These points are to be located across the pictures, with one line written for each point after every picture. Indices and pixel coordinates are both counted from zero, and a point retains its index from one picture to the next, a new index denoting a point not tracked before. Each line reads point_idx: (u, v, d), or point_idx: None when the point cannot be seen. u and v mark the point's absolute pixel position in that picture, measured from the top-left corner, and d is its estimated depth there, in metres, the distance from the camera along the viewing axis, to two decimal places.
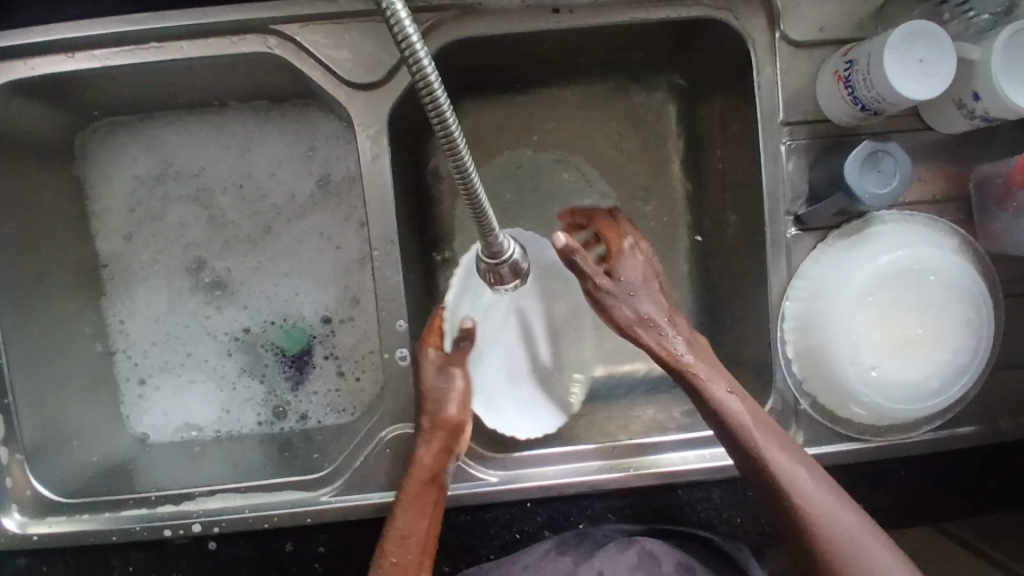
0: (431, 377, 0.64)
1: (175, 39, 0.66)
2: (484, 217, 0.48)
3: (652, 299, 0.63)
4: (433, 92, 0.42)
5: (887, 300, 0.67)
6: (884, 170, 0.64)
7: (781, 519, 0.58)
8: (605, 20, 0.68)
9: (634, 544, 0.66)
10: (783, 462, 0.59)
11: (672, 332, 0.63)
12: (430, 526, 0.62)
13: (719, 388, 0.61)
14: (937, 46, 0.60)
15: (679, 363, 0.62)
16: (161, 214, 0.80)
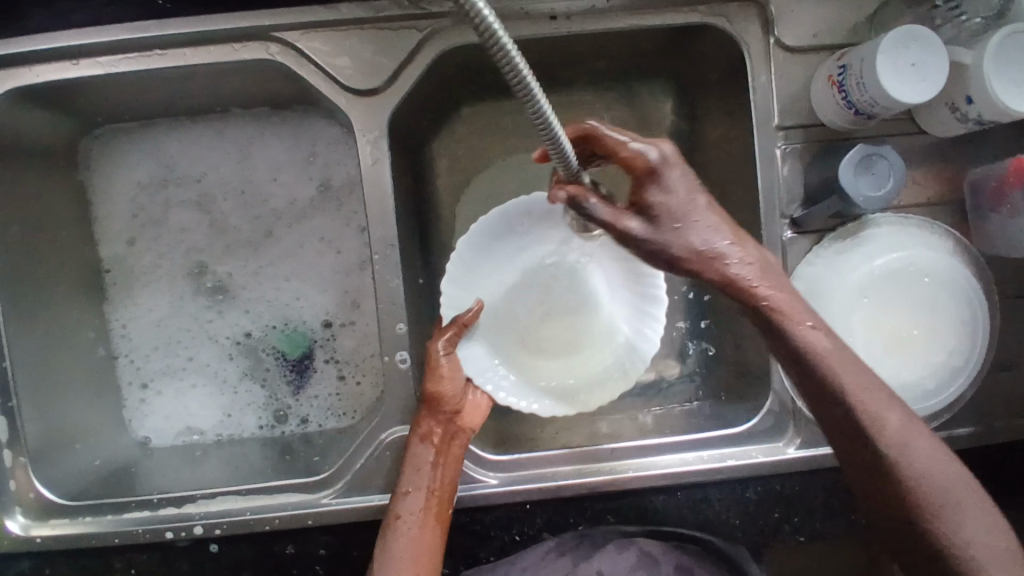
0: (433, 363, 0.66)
1: (177, 46, 0.67)
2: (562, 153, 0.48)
3: (703, 231, 0.55)
4: (502, 43, 0.40)
5: (884, 299, 0.68)
6: (878, 173, 0.64)
7: (864, 463, 0.57)
8: (601, 25, 0.69)
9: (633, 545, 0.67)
10: (869, 400, 0.56)
11: (737, 256, 0.56)
12: (429, 483, 0.65)
13: (802, 324, 0.57)
14: (928, 50, 0.61)
15: (751, 296, 0.57)
16: (163, 219, 0.81)
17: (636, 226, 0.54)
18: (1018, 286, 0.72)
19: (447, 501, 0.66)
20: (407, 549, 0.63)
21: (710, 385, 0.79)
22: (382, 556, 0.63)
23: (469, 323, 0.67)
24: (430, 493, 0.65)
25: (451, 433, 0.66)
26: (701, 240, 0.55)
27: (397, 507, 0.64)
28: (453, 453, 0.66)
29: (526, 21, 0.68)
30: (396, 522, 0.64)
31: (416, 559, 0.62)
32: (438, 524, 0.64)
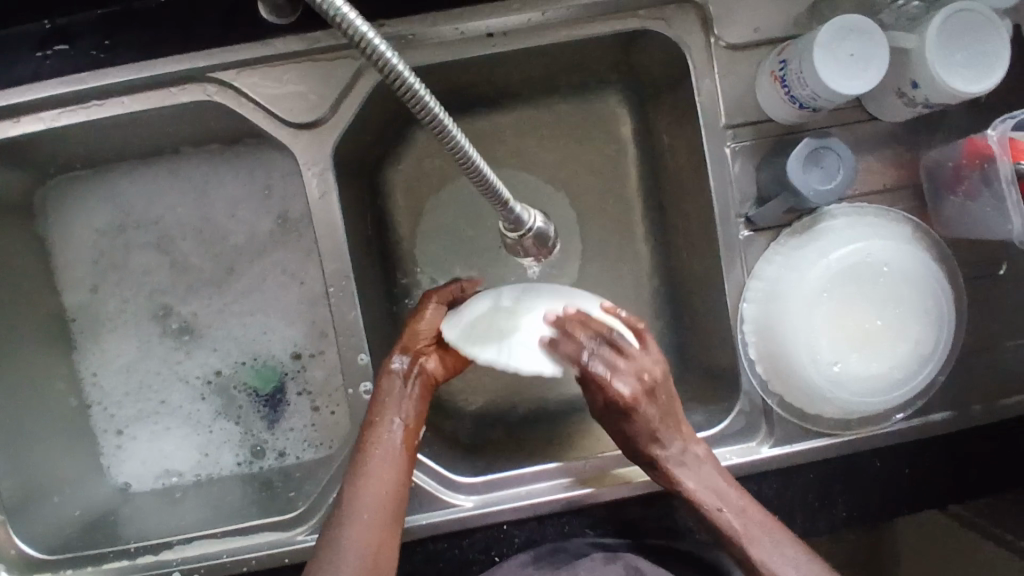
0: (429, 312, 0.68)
1: (116, 94, 0.66)
2: (492, 189, 0.50)
3: (646, 443, 0.65)
4: (407, 80, 0.43)
5: (843, 283, 0.66)
6: (827, 166, 0.63)
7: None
8: (540, 39, 0.68)
9: (619, 558, 0.65)
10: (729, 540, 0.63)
11: (669, 465, 0.65)
12: (406, 407, 0.65)
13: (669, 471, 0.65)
14: (867, 41, 0.60)
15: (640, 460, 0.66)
16: (125, 263, 0.81)
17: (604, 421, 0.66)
18: (983, 267, 0.71)
19: (414, 435, 0.65)
20: (375, 470, 0.62)
21: (681, 388, 0.79)
22: (353, 483, 0.62)
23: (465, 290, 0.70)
24: (402, 422, 0.64)
25: (418, 373, 0.66)
26: (644, 449, 0.65)
27: (369, 432, 0.64)
28: (418, 394, 0.66)
29: (464, 42, 0.67)
30: (367, 446, 0.63)
31: (382, 481, 0.62)
32: (407, 456, 0.64)
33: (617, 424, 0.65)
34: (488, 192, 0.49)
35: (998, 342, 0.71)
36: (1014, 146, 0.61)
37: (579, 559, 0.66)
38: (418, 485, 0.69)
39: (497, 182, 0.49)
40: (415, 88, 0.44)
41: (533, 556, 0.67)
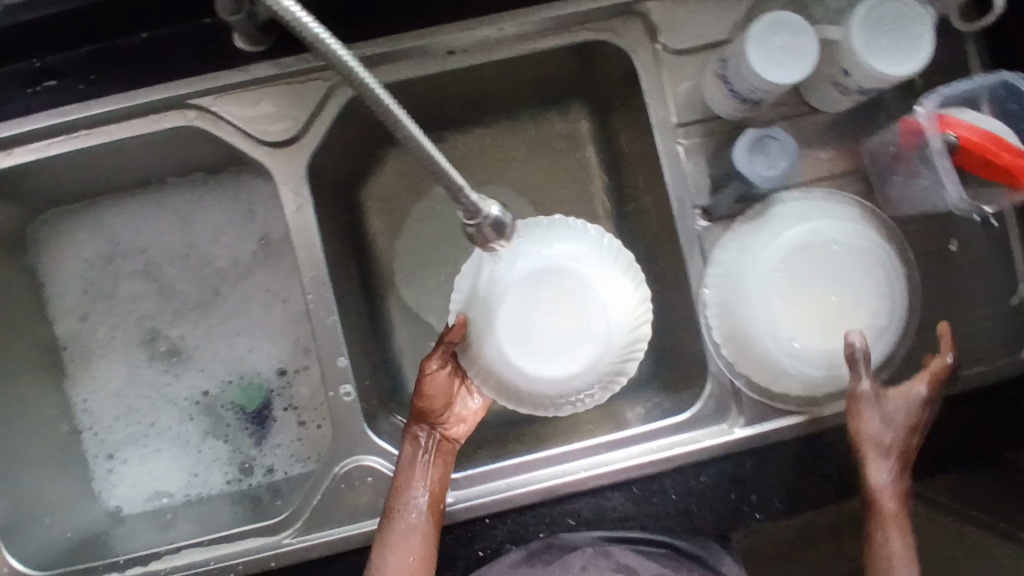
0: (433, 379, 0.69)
1: (102, 123, 0.70)
2: (448, 177, 0.52)
3: (898, 439, 0.66)
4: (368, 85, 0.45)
5: (796, 279, 0.69)
6: (772, 154, 0.66)
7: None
8: (499, 54, 0.72)
9: (611, 556, 0.66)
10: (899, 563, 0.64)
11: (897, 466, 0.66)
12: (434, 474, 0.68)
13: (896, 468, 0.66)
14: (796, 33, 0.63)
15: (878, 448, 0.66)
16: (113, 291, 0.83)
17: (869, 420, 0.65)
18: (933, 243, 0.74)
19: (438, 498, 0.68)
20: (401, 537, 0.65)
21: (656, 381, 0.81)
22: (379, 547, 0.65)
23: (455, 337, 0.68)
24: (424, 489, 0.67)
25: (436, 439, 0.70)
26: (890, 440, 0.66)
27: (392, 502, 0.67)
28: (440, 459, 0.69)
29: (426, 59, 0.71)
30: (393, 516, 0.66)
31: (409, 546, 0.65)
32: (432, 518, 0.67)
33: (908, 436, 0.66)
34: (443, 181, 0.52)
35: (956, 316, 0.74)
36: (942, 118, 0.63)
37: (570, 553, 0.67)
38: None
39: (451, 170, 0.52)
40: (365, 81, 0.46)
41: (525, 554, 0.68)
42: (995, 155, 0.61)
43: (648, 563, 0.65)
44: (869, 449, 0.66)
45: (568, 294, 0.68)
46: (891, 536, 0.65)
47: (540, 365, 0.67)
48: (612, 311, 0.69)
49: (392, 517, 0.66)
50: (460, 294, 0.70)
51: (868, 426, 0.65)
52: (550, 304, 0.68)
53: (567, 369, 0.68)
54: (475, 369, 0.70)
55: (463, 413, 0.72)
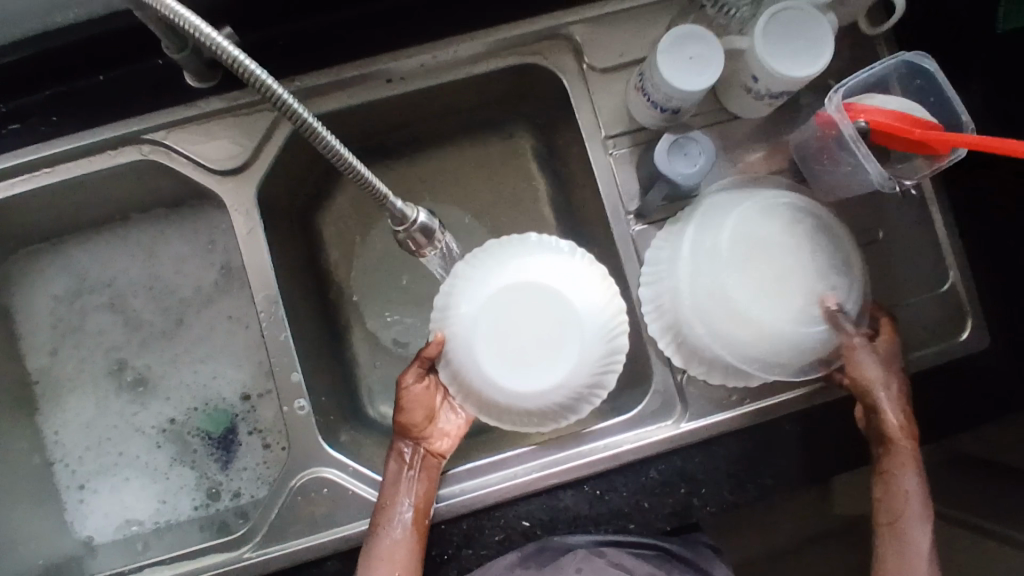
0: (415, 392, 0.70)
1: (63, 160, 0.74)
2: (371, 185, 0.57)
3: (887, 375, 0.69)
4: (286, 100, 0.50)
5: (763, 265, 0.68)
6: (691, 154, 0.69)
7: (887, 510, 0.69)
8: (436, 80, 0.77)
9: (603, 555, 0.69)
10: (914, 492, 0.68)
11: (894, 400, 0.68)
12: (422, 488, 0.70)
13: (894, 399, 0.69)
14: (704, 44, 0.66)
15: (872, 386, 0.68)
16: (81, 325, 0.86)
17: (869, 365, 0.68)
18: (864, 234, 0.76)
19: (424, 513, 0.69)
20: (386, 550, 0.66)
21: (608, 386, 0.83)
22: (367, 558, 0.67)
23: (432, 355, 0.70)
24: (410, 504, 0.69)
25: (420, 455, 0.71)
26: (884, 374, 0.69)
27: (379, 516, 0.68)
28: (425, 474, 0.70)
29: (364, 87, 0.75)
30: (378, 530, 0.67)
31: (395, 560, 0.66)
32: (417, 533, 0.68)
33: (899, 379, 0.70)
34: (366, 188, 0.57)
35: (897, 302, 0.75)
36: (851, 108, 0.66)
37: (565, 555, 0.69)
38: (357, 493, 0.72)
39: (373, 177, 0.56)
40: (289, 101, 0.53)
41: (519, 556, 0.69)
42: (907, 132, 0.63)
43: (643, 565, 0.69)
44: (878, 390, 0.68)
45: (540, 304, 0.67)
46: (906, 471, 0.68)
47: (512, 375, 0.66)
48: (587, 312, 0.68)
49: (379, 530, 0.67)
50: (436, 313, 0.71)
51: (868, 371, 0.68)
52: (519, 321, 0.67)
53: (544, 384, 0.67)
54: (452, 385, 0.71)
55: (445, 428, 0.73)
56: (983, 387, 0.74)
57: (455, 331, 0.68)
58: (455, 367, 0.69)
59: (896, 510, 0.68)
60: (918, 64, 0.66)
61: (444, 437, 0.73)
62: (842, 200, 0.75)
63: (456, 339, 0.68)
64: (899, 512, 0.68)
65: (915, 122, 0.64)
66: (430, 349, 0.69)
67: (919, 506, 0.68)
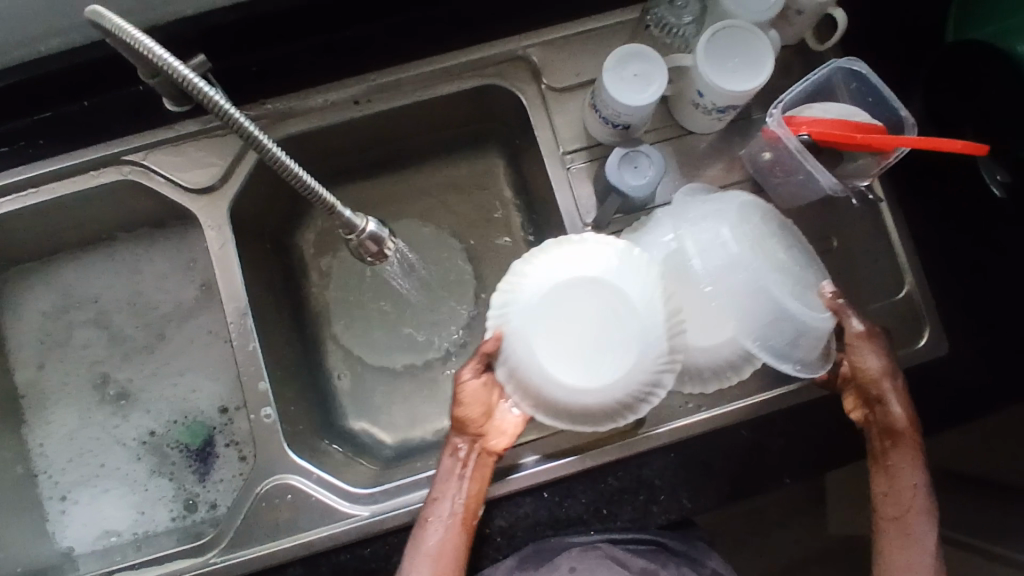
0: (471, 388, 0.68)
1: (48, 181, 0.78)
2: (316, 193, 0.60)
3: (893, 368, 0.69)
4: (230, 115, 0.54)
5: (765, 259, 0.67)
6: (640, 167, 0.72)
7: (890, 508, 0.67)
8: (400, 101, 0.80)
9: (597, 549, 0.69)
10: (921, 485, 0.67)
11: (901, 392, 0.69)
12: (474, 488, 0.68)
13: (901, 392, 0.69)
14: (647, 62, 0.69)
15: (880, 379, 0.68)
16: (67, 340, 0.90)
17: (876, 354, 0.68)
18: (816, 243, 0.77)
19: (472, 512, 0.68)
20: (432, 547, 0.66)
21: None
22: (411, 554, 0.66)
23: (492, 352, 0.67)
24: (458, 502, 0.67)
25: (475, 454, 0.69)
26: (891, 367, 0.69)
27: (426, 511, 0.68)
28: (478, 472, 0.69)
29: (331, 109, 0.79)
30: (425, 525, 0.67)
31: (440, 558, 0.66)
32: (464, 530, 0.67)
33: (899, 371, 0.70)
34: (311, 195, 0.60)
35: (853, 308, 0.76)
36: (791, 121, 0.65)
37: (558, 555, 0.70)
38: (319, 499, 0.73)
39: (316, 184, 0.60)
40: (244, 122, 0.57)
41: (513, 560, 0.70)
42: (847, 138, 0.63)
43: (637, 559, 0.69)
44: (885, 381, 0.68)
45: (604, 299, 0.65)
46: (912, 463, 0.67)
47: (576, 374, 0.64)
48: (651, 305, 0.65)
49: (427, 524, 0.67)
50: (495, 309, 0.67)
51: (875, 360, 0.68)
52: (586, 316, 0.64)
53: (612, 379, 0.64)
54: (512, 383, 0.67)
55: (502, 425, 0.70)
56: (941, 394, 0.74)
57: (516, 327, 0.65)
58: (513, 366, 0.66)
59: (899, 507, 0.67)
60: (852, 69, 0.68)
61: (499, 435, 0.69)
62: (796, 211, 0.77)
63: (512, 339, 0.65)
64: (903, 508, 0.67)
65: (857, 128, 0.65)
66: (488, 347, 0.66)
67: (927, 499, 0.66)
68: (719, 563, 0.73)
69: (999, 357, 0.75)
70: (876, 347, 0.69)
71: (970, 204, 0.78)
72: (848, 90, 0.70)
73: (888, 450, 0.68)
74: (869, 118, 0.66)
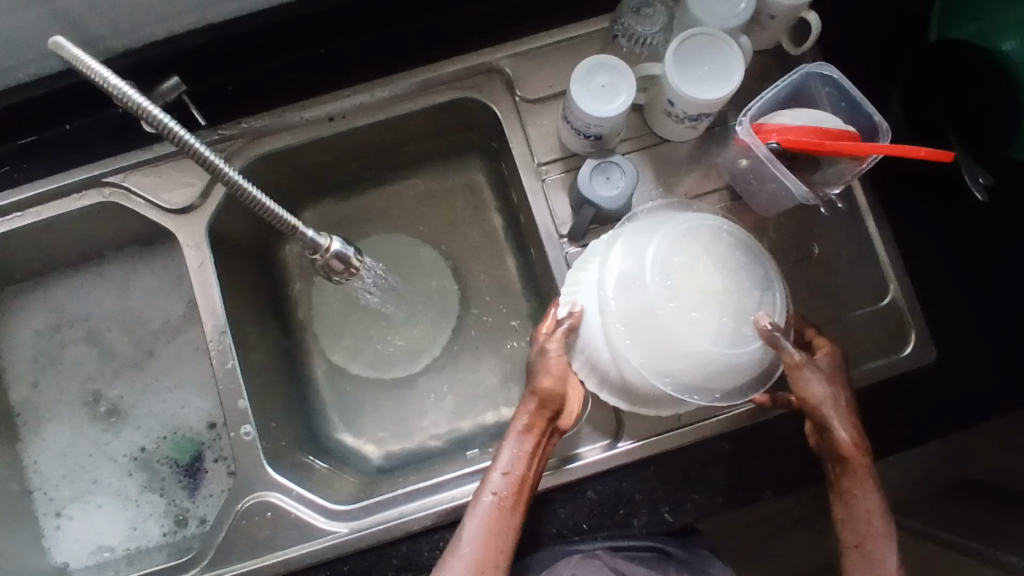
0: (556, 358, 0.66)
1: (33, 203, 0.79)
2: (279, 217, 0.61)
3: (833, 392, 0.65)
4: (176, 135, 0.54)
5: (693, 290, 0.60)
6: (613, 178, 0.71)
7: (851, 533, 0.64)
8: (376, 116, 0.80)
9: (596, 557, 0.69)
10: (878, 511, 0.63)
11: (843, 416, 0.65)
12: (539, 464, 0.66)
13: (843, 415, 0.65)
14: (614, 74, 0.69)
15: (819, 404, 0.64)
16: (60, 358, 0.91)
17: (816, 383, 0.64)
18: (797, 250, 0.75)
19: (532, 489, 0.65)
20: (491, 517, 0.62)
21: None
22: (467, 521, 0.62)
23: (576, 325, 0.67)
24: (523, 475, 0.64)
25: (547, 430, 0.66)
26: (829, 391, 0.65)
27: (488, 476, 0.64)
28: (545, 449, 0.66)
29: (307, 126, 0.79)
30: (485, 491, 0.63)
31: (497, 531, 0.62)
32: (522, 506, 0.64)
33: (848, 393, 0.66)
34: (274, 220, 0.61)
35: (836, 317, 0.74)
36: (760, 130, 0.64)
37: (558, 561, 0.69)
38: (298, 516, 0.74)
39: (279, 209, 0.60)
40: (194, 143, 0.57)
41: None
42: (816, 146, 0.62)
43: (635, 567, 0.68)
44: (826, 406, 0.64)
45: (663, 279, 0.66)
46: (867, 489, 0.64)
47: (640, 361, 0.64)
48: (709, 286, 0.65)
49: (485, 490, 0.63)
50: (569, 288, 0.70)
51: (814, 390, 0.64)
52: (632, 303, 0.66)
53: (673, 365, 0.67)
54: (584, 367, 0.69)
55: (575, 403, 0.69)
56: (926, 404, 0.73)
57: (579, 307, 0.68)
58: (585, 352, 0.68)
59: (857, 531, 0.64)
60: (823, 73, 0.67)
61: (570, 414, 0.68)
62: (775, 219, 0.75)
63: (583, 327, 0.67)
64: (863, 534, 0.63)
65: (826, 135, 0.63)
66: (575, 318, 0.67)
67: (884, 526, 0.63)
68: (721, 570, 0.70)
69: (978, 363, 0.75)
70: (814, 371, 0.65)
71: (946, 210, 0.78)
72: (822, 96, 0.68)
73: (839, 475, 0.65)
74: (842, 124, 0.65)
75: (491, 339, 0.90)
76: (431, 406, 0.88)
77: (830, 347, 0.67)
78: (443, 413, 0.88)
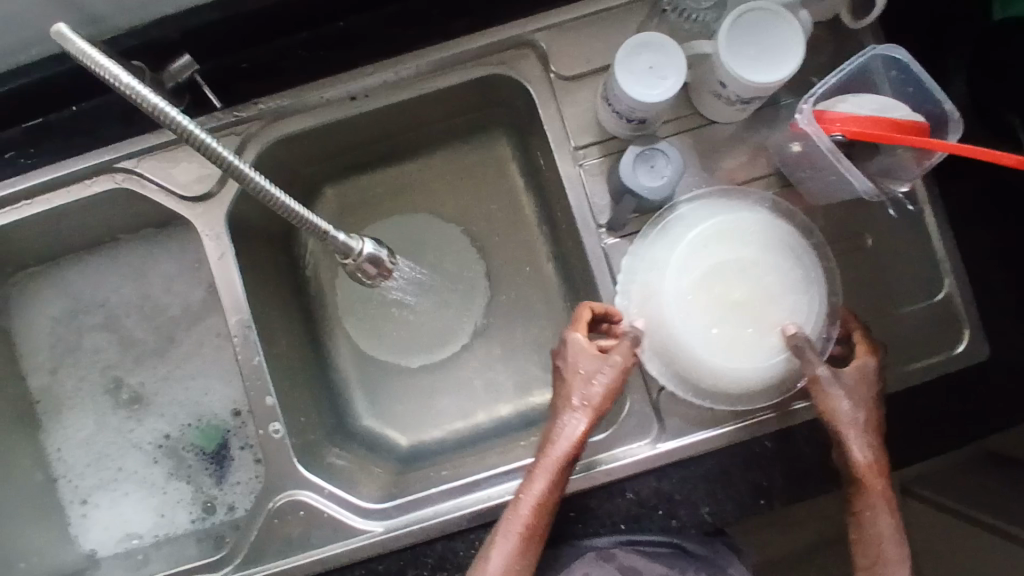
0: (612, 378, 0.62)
1: (42, 191, 0.75)
2: (307, 220, 0.57)
3: (857, 409, 0.61)
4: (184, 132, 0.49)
5: (714, 302, 0.64)
6: (657, 167, 0.67)
7: (863, 553, 0.62)
8: (401, 95, 0.74)
9: (613, 559, 0.68)
10: (890, 538, 0.61)
11: (864, 436, 0.61)
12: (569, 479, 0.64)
13: (865, 435, 0.61)
14: (661, 54, 0.63)
15: (840, 423, 0.61)
16: (78, 344, 0.89)
17: (839, 400, 0.61)
18: (847, 241, 0.71)
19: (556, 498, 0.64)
20: (524, 538, 0.61)
21: None
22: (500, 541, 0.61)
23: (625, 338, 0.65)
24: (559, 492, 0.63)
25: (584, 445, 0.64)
26: (852, 410, 0.61)
27: (529, 495, 0.61)
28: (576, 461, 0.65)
29: (327, 107, 0.74)
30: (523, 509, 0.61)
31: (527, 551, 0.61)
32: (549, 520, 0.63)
33: (873, 411, 0.62)
34: (303, 224, 0.57)
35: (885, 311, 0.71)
36: (821, 119, 0.60)
37: (575, 560, 0.69)
38: (331, 514, 0.72)
39: (307, 213, 0.56)
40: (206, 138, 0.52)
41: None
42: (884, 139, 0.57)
43: (653, 565, 0.67)
44: (845, 426, 0.61)
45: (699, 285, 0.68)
46: (879, 514, 0.61)
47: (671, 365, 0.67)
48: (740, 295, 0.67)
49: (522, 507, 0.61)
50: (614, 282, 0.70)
51: (837, 406, 0.61)
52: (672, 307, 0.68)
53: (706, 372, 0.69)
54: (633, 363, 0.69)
55: None
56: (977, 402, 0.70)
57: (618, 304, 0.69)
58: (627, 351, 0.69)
59: (868, 552, 0.62)
60: (891, 55, 0.61)
61: None
62: (825, 207, 0.71)
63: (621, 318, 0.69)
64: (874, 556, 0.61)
65: (893, 126, 0.59)
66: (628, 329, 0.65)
67: (897, 552, 0.61)
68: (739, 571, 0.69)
69: None
70: (837, 387, 0.61)
71: (996, 195, 0.74)
72: (886, 79, 0.63)
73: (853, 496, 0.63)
74: (910, 112, 0.60)
75: (519, 324, 0.87)
76: (459, 395, 0.86)
77: (870, 353, 0.64)
78: (472, 401, 0.86)
